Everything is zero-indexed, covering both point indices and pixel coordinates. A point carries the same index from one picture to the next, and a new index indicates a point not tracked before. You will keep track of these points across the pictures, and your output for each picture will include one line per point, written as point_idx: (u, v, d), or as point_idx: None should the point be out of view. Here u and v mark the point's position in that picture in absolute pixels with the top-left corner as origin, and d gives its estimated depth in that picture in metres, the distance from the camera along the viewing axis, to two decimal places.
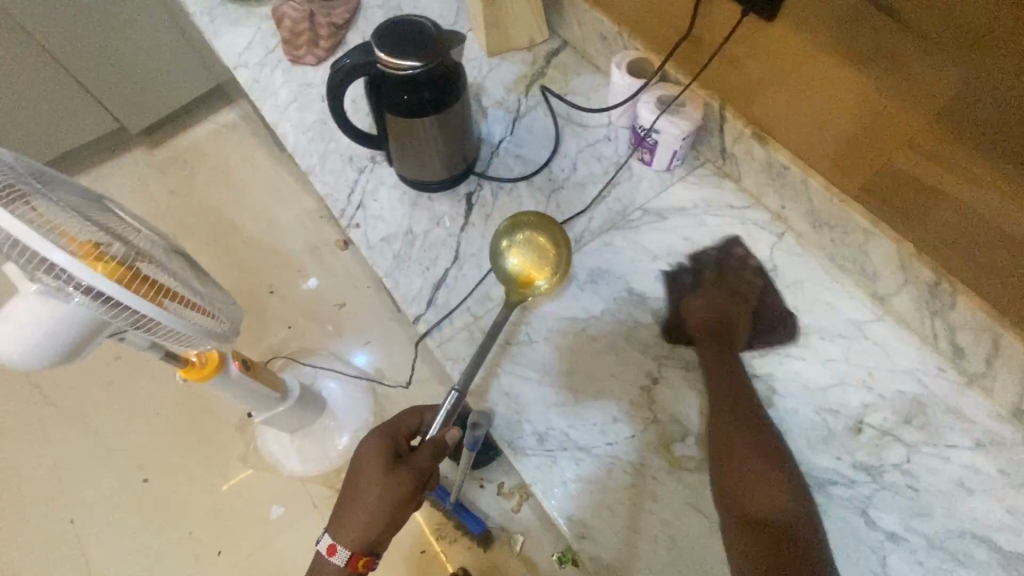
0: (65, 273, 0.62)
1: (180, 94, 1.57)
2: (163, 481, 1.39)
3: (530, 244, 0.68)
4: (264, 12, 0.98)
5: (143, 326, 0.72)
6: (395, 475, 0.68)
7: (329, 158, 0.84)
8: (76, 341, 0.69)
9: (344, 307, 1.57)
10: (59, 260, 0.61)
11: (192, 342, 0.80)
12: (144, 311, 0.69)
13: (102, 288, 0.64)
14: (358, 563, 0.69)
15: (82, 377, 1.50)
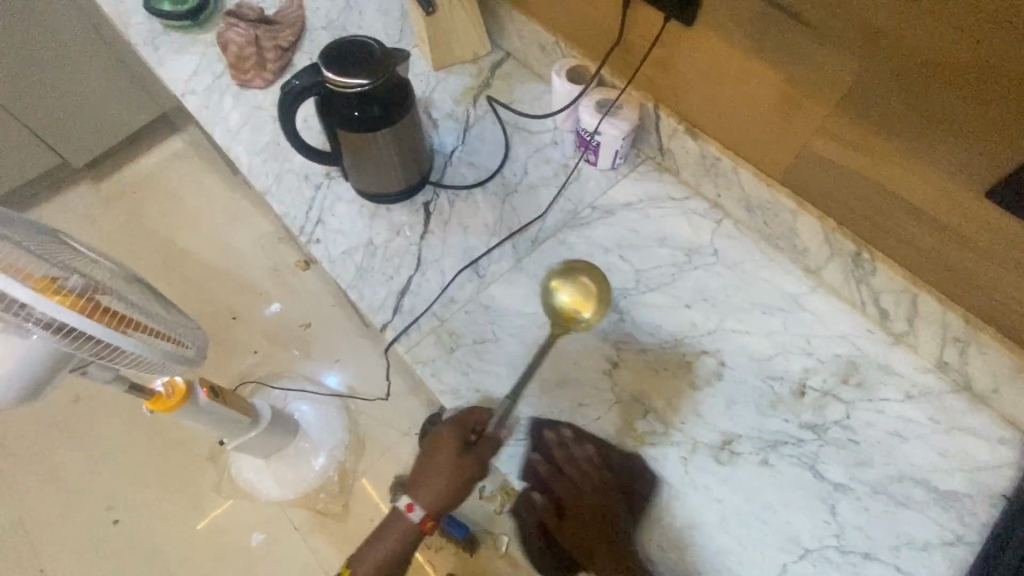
0: (27, 308, 0.62)
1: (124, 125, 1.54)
2: (134, 521, 1.35)
3: (578, 280, 0.59)
4: (208, 39, 0.99)
5: (110, 356, 0.72)
6: (448, 469, 0.65)
7: (285, 178, 0.85)
8: (40, 373, 0.69)
9: (311, 326, 1.57)
10: (21, 295, 0.61)
11: (161, 368, 0.80)
12: (112, 340, 0.70)
13: (67, 320, 0.64)
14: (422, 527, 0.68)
15: (38, 422, 1.44)
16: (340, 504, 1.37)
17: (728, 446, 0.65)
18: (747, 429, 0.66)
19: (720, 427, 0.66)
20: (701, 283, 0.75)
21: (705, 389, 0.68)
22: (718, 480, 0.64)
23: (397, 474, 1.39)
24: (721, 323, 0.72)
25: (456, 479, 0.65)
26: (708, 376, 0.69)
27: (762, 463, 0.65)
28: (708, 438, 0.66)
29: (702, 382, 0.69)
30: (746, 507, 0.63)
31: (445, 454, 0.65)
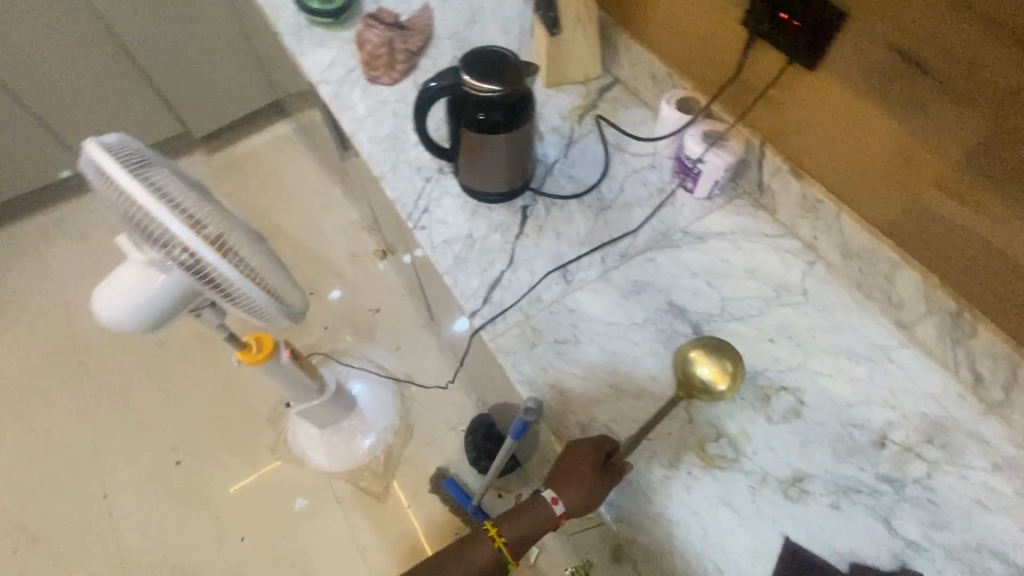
0: (179, 243, 0.70)
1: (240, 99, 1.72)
2: (195, 466, 1.44)
3: (723, 359, 0.68)
4: (346, 37, 1.10)
5: (231, 298, 0.79)
6: (567, 493, 0.64)
7: (400, 168, 0.93)
8: (174, 299, 0.77)
9: (379, 312, 1.65)
10: (176, 231, 0.68)
11: (267, 318, 0.87)
12: (236, 285, 0.77)
13: (209, 258, 0.71)
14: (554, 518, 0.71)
15: (128, 360, 1.58)
16: (382, 485, 1.42)
17: (797, 484, 0.65)
18: (820, 470, 0.66)
19: (791, 463, 0.66)
20: (786, 320, 0.76)
21: (780, 424, 0.68)
22: (785, 515, 0.64)
23: (439, 467, 1.43)
24: (803, 362, 0.73)
25: (574, 502, 0.64)
26: (785, 412, 0.69)
27: (833, 506, 0.64)
28: (779, 472, 0.66)
29: (778, 416, 0.69)
30: (812, 548, 0.62)
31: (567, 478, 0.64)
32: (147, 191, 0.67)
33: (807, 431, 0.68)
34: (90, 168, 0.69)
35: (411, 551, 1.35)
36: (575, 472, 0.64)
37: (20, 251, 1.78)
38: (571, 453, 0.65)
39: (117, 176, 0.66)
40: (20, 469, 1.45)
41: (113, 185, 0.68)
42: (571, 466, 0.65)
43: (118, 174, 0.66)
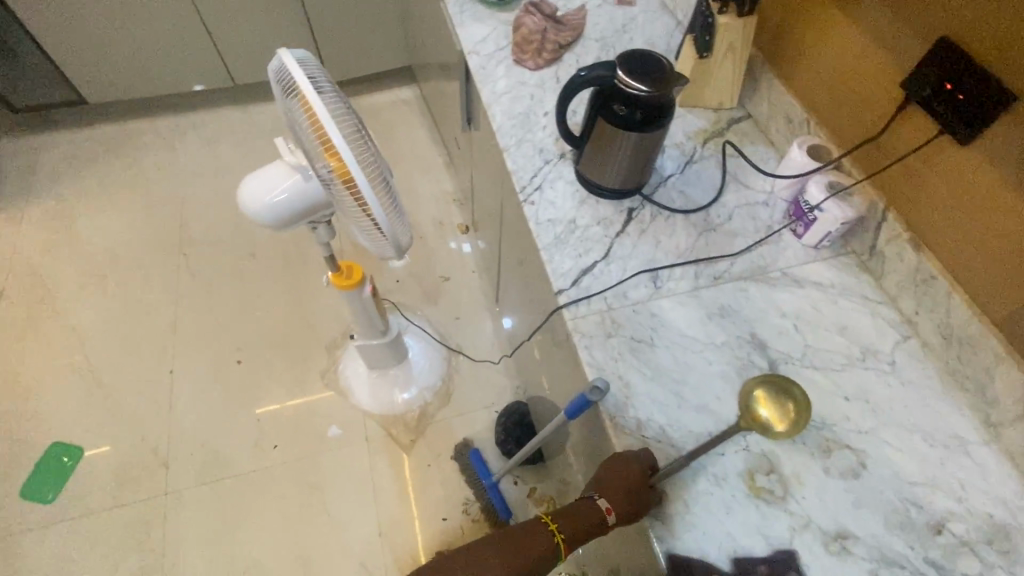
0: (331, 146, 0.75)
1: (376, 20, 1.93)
2: (253, 368, 1.55)
3: (784, 403, 0.66)
4: (504, 19, 1.17)
5: (359, 212, 0.83)
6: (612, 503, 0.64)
7: (523, 145, 0.97)
8: (315, 201, 0.86)
9: (448, 280, 1.74)
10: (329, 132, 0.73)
11: (382, 248, 0.89)
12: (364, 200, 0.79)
13: (355, 175, 0.76)
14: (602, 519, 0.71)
15: (221, 259, 1.73)
16: (411, 438, 1.48)
17: (840, 540, 0.64)
18: (866, 535, 0.65)
19: (839, 519, 0.65)
20: (867, 383, 0.75)
21: (836, 478, 0.68)
22: (822, 566, 0.63)
23: (465, 438, 1.48)
24: (874, 428, 0.72)
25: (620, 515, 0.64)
26: (843, 469, 0.68)
27: (872, 572, 0.62)
28: (824, 524, 0.65)
29: (835, 470, 0.68)
30: None
31: (603, 490, 0.64)
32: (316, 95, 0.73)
33: (861, 494, 0.67)
34: (279, 73, 0.78)
35: (422, 506, 1.39)
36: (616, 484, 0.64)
37: (157, 139, 1.98)
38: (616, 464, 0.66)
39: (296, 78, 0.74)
40: (105, 324, 1.59)
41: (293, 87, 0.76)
42: (611, 479, 0.65)
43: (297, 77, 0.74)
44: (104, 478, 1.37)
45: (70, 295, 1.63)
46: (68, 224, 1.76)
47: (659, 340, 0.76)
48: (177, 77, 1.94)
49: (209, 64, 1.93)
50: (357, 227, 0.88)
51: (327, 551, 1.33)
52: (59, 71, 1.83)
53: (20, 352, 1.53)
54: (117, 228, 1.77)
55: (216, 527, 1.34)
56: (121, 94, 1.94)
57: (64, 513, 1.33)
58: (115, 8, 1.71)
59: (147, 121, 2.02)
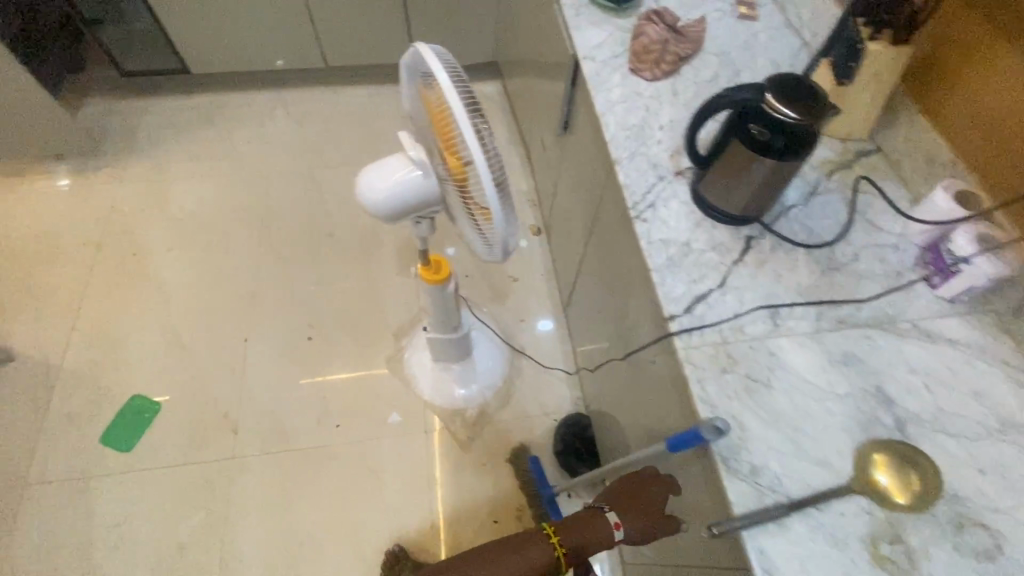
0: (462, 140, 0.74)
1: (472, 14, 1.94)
2: (322, 346, 1.59)
3: (908, 472, 0.65)
4: (621, 25, 1.14)
5: (481, 208, 0.80)
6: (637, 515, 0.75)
7: (637, 159, 0.93)
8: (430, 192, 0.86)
9: (517, 281, 1.72)
10: (461, 126, 0.72)
11: (499, 247, 0.85)
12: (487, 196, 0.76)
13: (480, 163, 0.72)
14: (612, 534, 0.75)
15: (300, 235, 1.78)
16: (468, 435, 1.48)
17: None
18: None
19: None
20: (1004, 458, 0.69)
21: (968, 559, 0.62)
22: None
23: (521, 442, 1.46)
24: (1013, 509, 0.66)
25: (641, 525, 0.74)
26: (977, 550, 0.63)
27: None
28: None
29: (966, 550, 0.63)
30: None
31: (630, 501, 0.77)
32: (452, 87, 0.73)
33: None
34: (419, 66, 0.79)
35: (473, 506, 1.39)
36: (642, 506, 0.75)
37: (249, 113, 2.04)
38: (647, 484, 0.77)
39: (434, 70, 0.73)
40: (188, 287, 1.65)
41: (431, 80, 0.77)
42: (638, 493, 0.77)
43: (435, 69, 0.74)
44: (177, 436, 1.43)
45: (159, 255, 1.71)
46: (161, 187, 1.84)
47: (777, 381, 0.72)
48: (275, 55, 2.00)
49: (307, 45, 1.98)
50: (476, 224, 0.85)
51: (378, 537, 1.34)
52: (168, 40, 1.91)
53: (111, 306, 1.61)
54: (206, 196, 1.84)
55: (276, 497, 1.37)
56: (221, 67, 2.01)
57: (138, 465, 1.39)
58: None
59: (241, 94, 2.09)
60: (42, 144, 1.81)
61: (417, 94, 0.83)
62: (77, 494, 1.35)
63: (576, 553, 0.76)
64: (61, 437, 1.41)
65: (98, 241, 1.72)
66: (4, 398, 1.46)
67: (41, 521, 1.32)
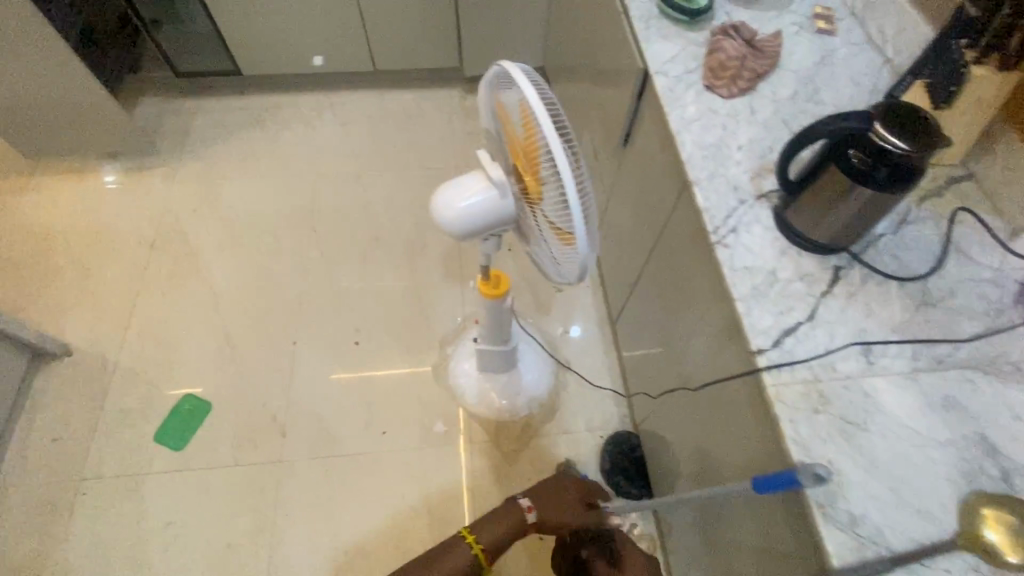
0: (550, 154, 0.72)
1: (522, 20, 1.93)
2: (368, 351, 1.59)
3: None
4: (693, 39, 1.11)
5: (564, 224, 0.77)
6: (554, 506, 1.02)
7: (716, 180, 0.90)
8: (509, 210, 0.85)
9: (563, 291, 1.70)
10: (549, 140, 0.70)
11: (579, 270, 0.81)
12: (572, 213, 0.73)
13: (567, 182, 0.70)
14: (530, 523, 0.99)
15: (347, 239, 1.79)
16: (512, 448, 1.46)
17: None
18: None
19: None
20: None
21: None
22: None
23: (567, 459, 1.44)
24: None
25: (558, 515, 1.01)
26: None
27: None
28: None
29: None
30: None
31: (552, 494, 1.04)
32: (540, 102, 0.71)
33: None
34: (504, 81, 0.79)
35: None
36: (563, 499, 1.04)
37: (297, 115, 2.07)
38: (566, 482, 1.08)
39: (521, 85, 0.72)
40: (238, 288, 1.67)
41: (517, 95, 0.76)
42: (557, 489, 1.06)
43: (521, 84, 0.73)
44: (227, 437, 1.44)
45: (210, 256, 1.73)
46: (212, 188, 1.87)
47: (873, 424, 0.69)
48: (325, 59, 2.02)
49: (357, 49, 2.00)
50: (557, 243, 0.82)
51: (422, 549, 1.32)
52: (222, 43, 1.94)
53: (164, 305, 1.64)
54: (255, 198, 1.86)
55: (322, 502, 1.38)
56: (271, 69, 2.03)
57: (190, 465, 1.41)
58: None
59: (289, 96, 2.11)
60: (99, 143, 1.85)
61: (500, 110, 0.83)
62: (131, 492, 1.37)
63: (490, 549, 0.97)
64: (116, 434, 1.44)
65: (152, 240, 1.76)
66: (62, 394, 1.49)
67: (96, 517, 1.34)
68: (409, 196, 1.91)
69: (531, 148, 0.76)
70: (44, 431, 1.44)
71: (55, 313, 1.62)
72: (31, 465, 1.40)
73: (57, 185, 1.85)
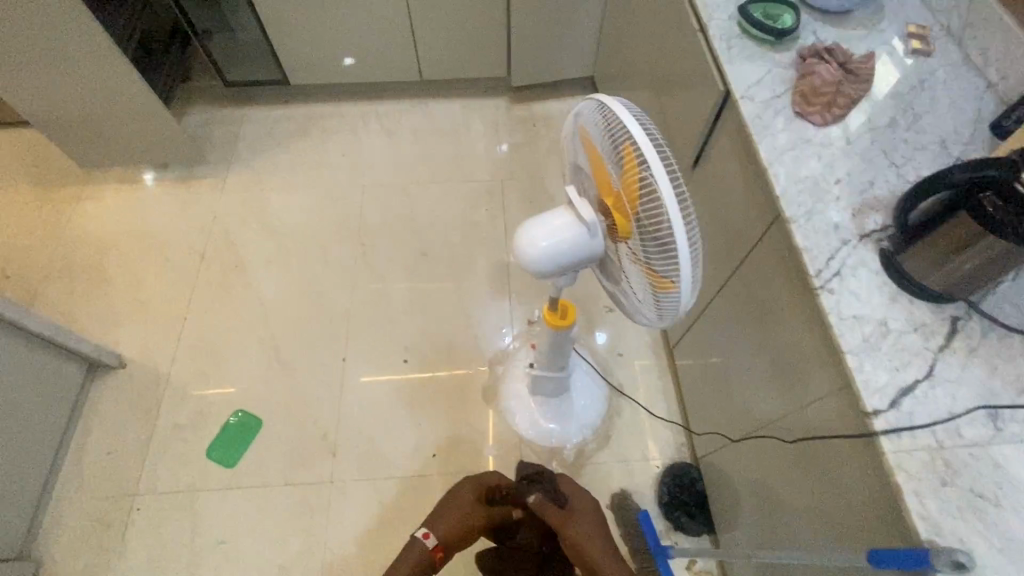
0: (654, 194, 0.68)
1: (573, 29, 1.89)
2: (416, 369, 1.57)
3: None
4: (779, 60, 1.05)
5: (661, 268, 0.72)
6: (447, 522, 1.09)
7: (815, 218, 0.84)
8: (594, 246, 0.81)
9: (614, 311, 1.65)
10: (656, 178, 0.66)
11: (675, 314, 0.75)
12: (676, 256, 0.68)
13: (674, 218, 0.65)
14: (438, 551, 1.06)
15: (394, 253, 1.78)
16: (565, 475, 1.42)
17: None
18: None
19: None
20: None
21: None
22: None
23: (622, 489, 1.39)
24: None
25: (454, 526, 1.09)
26: None
27: None
28: None
29: None
30: None
31: (450, 508, 1.12)
32: (646, 140, 0.68)
33: None
34: (599, 118, 0.76)
35: None
36: (457, 505, 1.12)
37: (343, 126, 2.06)
38: (459, 487, 1.16)
39: (624, 121, 0.70)
40: (287, 302, 1.67)
41: (616, 132, 0.73)
42: (453, 500, 1.13)
43: (624, 121, 0.70)
44: (277, 454, 1.44)
45: (259, 268, 1.73)
46: (260, 199, 1.88)
47: (1006, 499, 0.63)
48: (372, 68, 2.01)
49: (405, 58, 1.98)
50: (649, 286, 0.77)
51: None
52: (272, 53, 1.94)
53: (216, 317, 1.65)
54: (302, 210, 1.86)
55: (373, 526, 1.36)
56: (318, 79, 2.03)
57: (241, 483, 1.40)
58: None
59: (335, 105, 2.11)
60: (152, 154, 1.87)
61: (590, 147, 0.80)
62: (185, 507, 1.37)
63: None
64: (169, 448, 1.45)
65: (202, 252, 1.77)
66: (117, 406, 1.50)
67: (151, 532, 1.35)
68: (455, 209, 1.88)
69: (629, 186, 0.72)
70: (100, 442, 1.45)
71: (109, 324, 1.63)
72: (88, 478, 1.41)
73: (109, 194, 1.87)
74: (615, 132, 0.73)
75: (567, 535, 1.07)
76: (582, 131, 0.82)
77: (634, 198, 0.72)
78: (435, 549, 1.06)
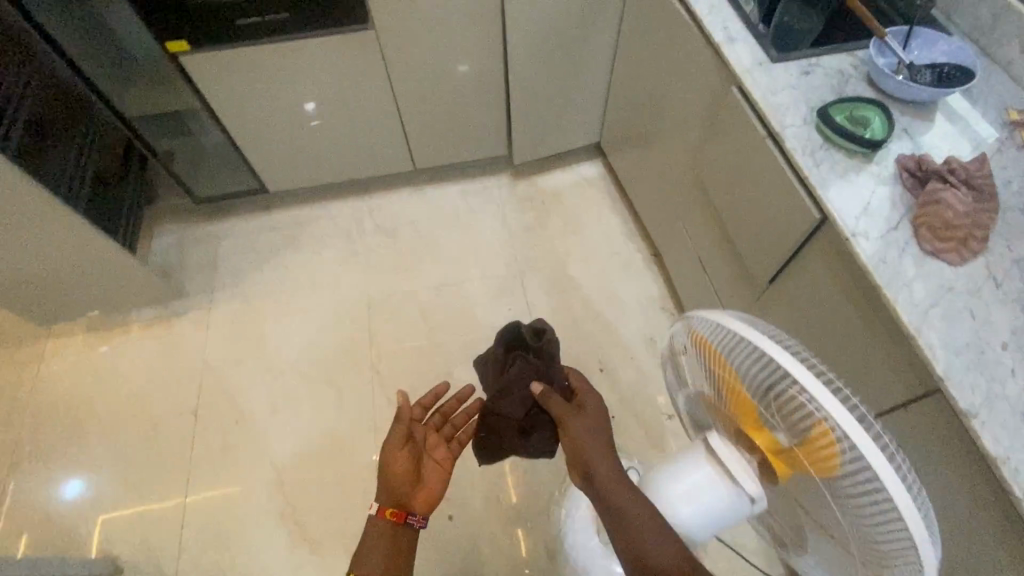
0: (861, 471, 0.51)
1: (577, 97, 1.72)
2: (464, 524, 1.39)
3: None
4: (879, 176, 0.88)
5: (877, 550, 0.54)
6: (386, 473, 0.98)
7: (999, 408, 0.68)
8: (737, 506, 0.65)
9: (673, 419, 1.51)
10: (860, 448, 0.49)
11: None
12: (907, 553, 0.50)
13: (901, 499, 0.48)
14: (386, 512, 0.94)
15: (414, 379, 1.58)
16: None
17: None
18: None
19: None
20: None
21: None
22: None
23: None
24: None
25: (393, 463, 0.99)
26: None
27: None
28: None
29: None
30: None
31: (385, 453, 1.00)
32: (836, 401, 0.51)
33: None
34: (737, 351, 0.61)
35: None
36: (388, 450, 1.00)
37: (334, 229, 1.86)
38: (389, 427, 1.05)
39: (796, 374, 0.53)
40: (304, 460, 1.46)
41: (777, 377, 0.56)
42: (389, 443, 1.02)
43: (793, 368, 0.54)
44: None
45: (264, 421, 1.52)
46: (254, 334, 1.66)
47: None
48: (358, 164, 1.81)
49: (394, 149, 1.79)
50: (840, 549, 0.60)
51: None
52: (241, 155, 1.69)
53: (222, 491, 1.43)
54: (303, 339, 1.65)
55: None
56: (299, 181, 1.82)
57: None
58: (301, 95, 1.54)
59: (321, 206, 1.90)
60: (123, 300, 1.63)
61: (725, 374, 0.64)
62: None
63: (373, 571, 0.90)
64: None
65: (195, 408, 1.54)
66: None
67: None
68: (474, 314, 1.69)
69: (805, 444, 0.56)
70: None
71: (98, 518, 1.40)
72: None
73: (75, 351, 1.63)
74: (774, 374, 0.57)
75: (567, 431, 0.80)
76: (707, 347, 0.66)
77: (819, 462, 0.55)
78: (383, 511, 0.94)
